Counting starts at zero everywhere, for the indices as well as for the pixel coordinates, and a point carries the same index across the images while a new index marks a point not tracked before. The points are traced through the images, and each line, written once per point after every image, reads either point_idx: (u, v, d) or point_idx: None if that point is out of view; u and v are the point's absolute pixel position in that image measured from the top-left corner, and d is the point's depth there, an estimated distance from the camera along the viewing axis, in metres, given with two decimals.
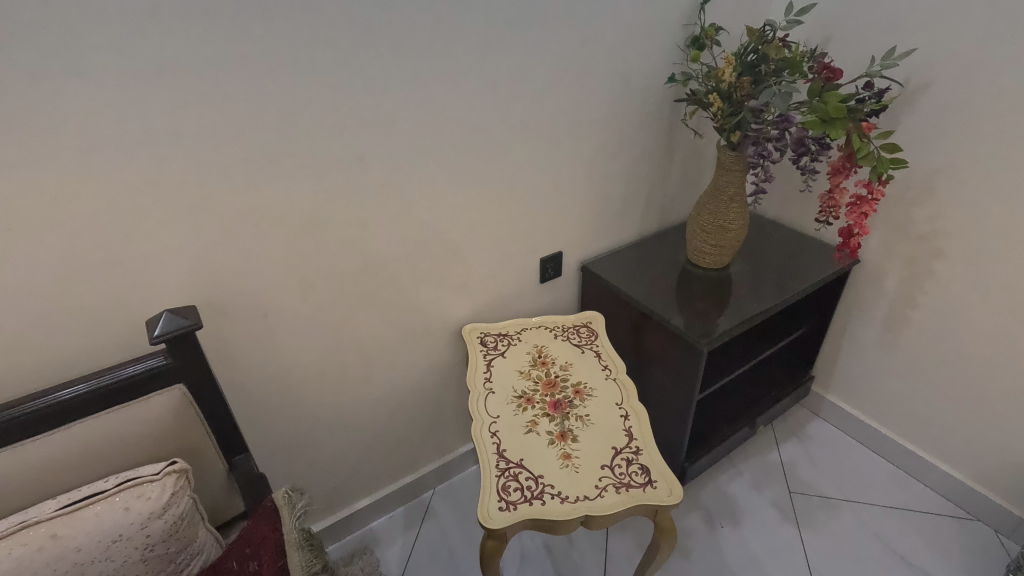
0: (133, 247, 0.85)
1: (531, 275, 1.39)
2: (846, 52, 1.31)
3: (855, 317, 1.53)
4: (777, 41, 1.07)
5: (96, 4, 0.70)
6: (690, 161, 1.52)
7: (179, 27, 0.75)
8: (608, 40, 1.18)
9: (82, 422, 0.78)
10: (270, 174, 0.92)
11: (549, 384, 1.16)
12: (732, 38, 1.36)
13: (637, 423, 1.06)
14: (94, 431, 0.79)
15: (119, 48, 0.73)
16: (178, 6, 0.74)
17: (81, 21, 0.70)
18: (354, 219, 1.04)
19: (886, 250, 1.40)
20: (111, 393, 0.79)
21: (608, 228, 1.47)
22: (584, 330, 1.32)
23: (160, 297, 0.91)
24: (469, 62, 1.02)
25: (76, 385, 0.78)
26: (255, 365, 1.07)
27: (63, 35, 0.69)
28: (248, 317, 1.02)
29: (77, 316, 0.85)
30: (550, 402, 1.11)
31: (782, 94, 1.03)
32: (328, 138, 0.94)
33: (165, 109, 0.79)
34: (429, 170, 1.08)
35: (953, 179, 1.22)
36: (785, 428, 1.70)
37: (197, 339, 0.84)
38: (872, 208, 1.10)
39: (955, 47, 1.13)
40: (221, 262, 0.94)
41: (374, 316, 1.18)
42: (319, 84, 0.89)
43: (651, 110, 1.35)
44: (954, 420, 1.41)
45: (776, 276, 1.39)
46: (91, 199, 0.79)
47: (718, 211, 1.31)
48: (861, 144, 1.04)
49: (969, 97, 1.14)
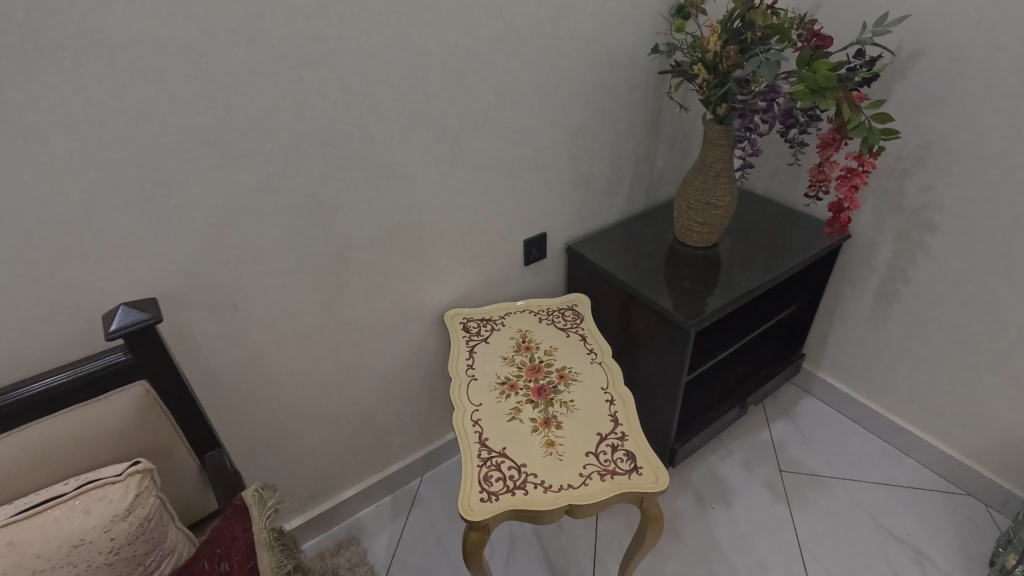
0: (86, 237, 0.81)
1: (514, 258, 1.35)
2: (836, 20, 1.26)
3: (845, 293, 1.51)
4: (764, 5, 1.01)
5: None
6: (677, 137, 1.48)
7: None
8: (589, 10, 1.12)
9: (38, 423, 0.75)
10: (233, 156, 0.87)
11: (533, 369, 1.13)
12: (719, 6, 1.31)
13: (622, 408, 1.03)
14: (52, 432, 0.75)
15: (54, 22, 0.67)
16: None
17: None
18: (324, 201, 1.00)
19: (877, 224, 1.37)
20: (68, 392, 0.76)
21: (593, 207, 1.43)
22: (569, 313, 1.28)
23: (121, 288, 0.87)
24: (442, 31, 0.96)
25: (52, 376, 0.75)
26: (227, 358, 1.03)
27: None
28: (217, 308, 0.98)
29: (28, 311, 0.81)
30: (533, 387, 1.08)
31: (769, 63, 0.98)
32: (294, 115, 0.89)
33: (112, 87, 0.74)
34: (405, 150, 1.04)
35: (945, 150, 1.19)
36: (775, 406, 1.68)
37: (159, 333, 0.80)
38: (863, 181, 1.06)
39: (949, 12, 1.08)
40: (182, 251, 0.89)
41: (352, 304, 1.14)
42: (282, 56, 0.84)
43: (635, 84, 1.30)
44: (946, 396, 1.39)
45: (765, 253, 1.36)
46: (34, 187, 0.74)
47: (706, 187, 1.27)
48: (851, 115, 1.00)
49: (963, 64, 1.10)
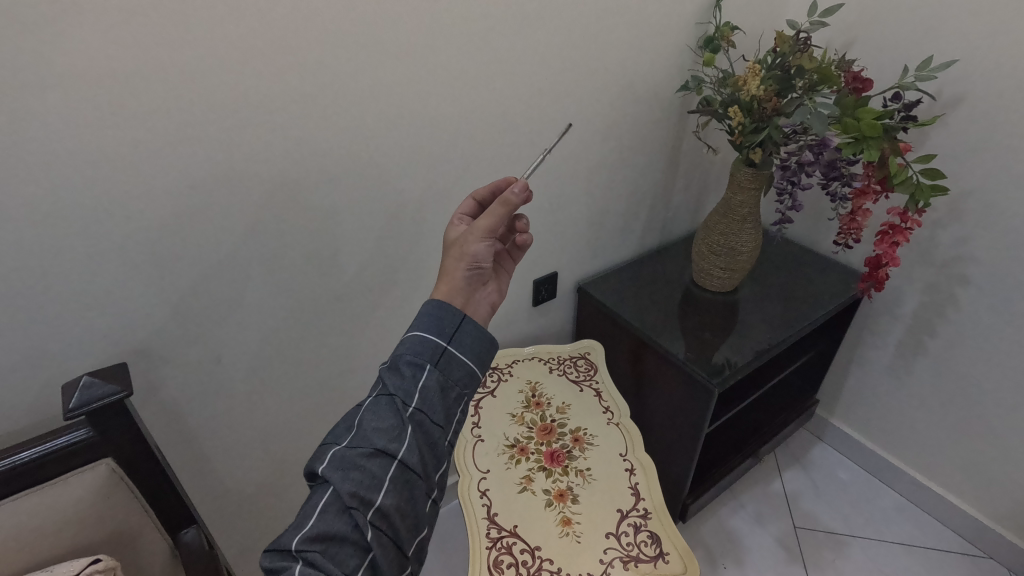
0: (48, 293, 0.70)
1: (523, 299, 1.26)
2: (873, 59, 1.19)
3: (866, 341, 1.43)
4: (811, 50, 0.93)
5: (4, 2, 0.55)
6: (696, 173, 1.40)
7: (111, 40, 0.61)
8: (615, 44, 1.04)
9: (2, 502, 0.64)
10: (230, 198, 0.77)
11: (489, 198, 0.79)
12: (749, 39, 1.24)
13: (644, 478, 0.95)
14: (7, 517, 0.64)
15: (34, 53, 0.58)
16: (111, 16, 0.60)
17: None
18: (321, 245, 0.89)
19: (905, 273, 1.28)
20: (41, 468, 0.66)
21: (606, 246, 1.35)
22: (581, 363, 1.19)
23: (84, 348, 0.76)
24: (458, 61, 0.87)
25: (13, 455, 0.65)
26: (205, 418, 0.92)
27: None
28: (196, 363, 0.86)
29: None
30: (488, 301, 0.71)
31: (818, 113, 0.89)
32: (290, 154, 0.79)
33: (81, 125, 0.64)
34: (413, 190, 0.94)
35: (983, 203, 1.11)
36: (787, 453, 1.61)
37: (129, 408, 0.70)
38: (905, 239, 0.97)
39: (990, 62, 1.02)
40: (160, 303, 0.79)
41: (348, 354, 1.05)
42: (284, 87, 0.74)
43: (658, 118, 1.22)
44: (966, 453, 1.33)
45: (785, 300, 1.30)
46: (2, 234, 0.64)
47: (730, 231, 1.19)
48: (897, 167, 0.91)
49: (1009, 112, 1.03)
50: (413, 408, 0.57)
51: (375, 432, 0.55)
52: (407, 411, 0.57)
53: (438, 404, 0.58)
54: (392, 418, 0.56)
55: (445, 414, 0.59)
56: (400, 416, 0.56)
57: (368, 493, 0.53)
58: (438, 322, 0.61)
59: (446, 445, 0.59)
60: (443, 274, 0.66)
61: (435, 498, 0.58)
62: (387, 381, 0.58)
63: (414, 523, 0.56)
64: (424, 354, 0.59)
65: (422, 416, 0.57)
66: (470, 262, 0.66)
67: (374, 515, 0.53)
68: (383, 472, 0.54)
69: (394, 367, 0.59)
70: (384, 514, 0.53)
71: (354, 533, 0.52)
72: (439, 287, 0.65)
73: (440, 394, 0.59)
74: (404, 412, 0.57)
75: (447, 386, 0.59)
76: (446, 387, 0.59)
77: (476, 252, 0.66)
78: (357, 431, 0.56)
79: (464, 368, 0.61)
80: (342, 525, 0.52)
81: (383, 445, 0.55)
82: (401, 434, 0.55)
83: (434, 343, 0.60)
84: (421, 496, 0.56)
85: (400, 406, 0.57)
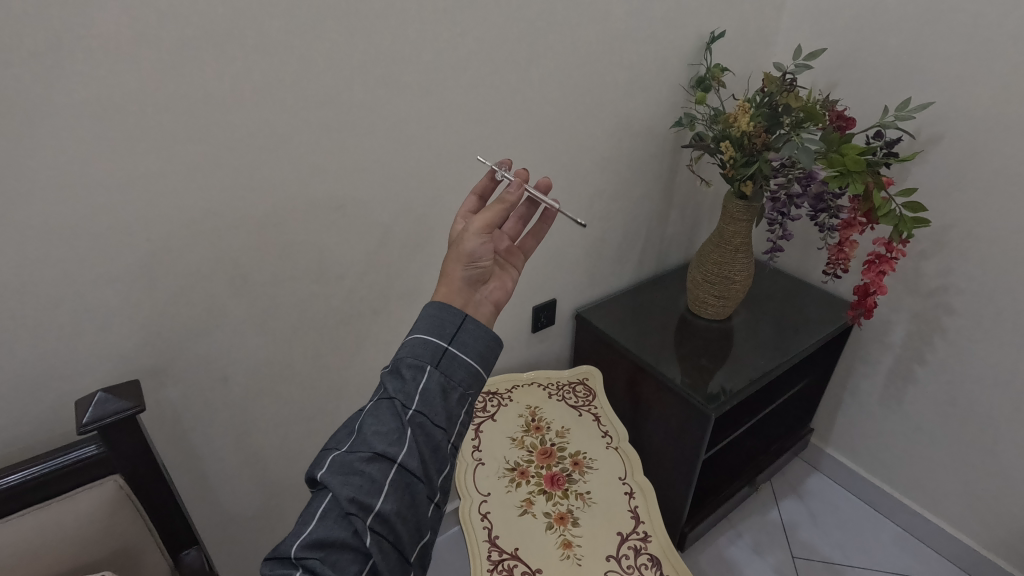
0: (66, 310, 0.72)
1: (523, 325, 1.29)
2: (855, 99, 1.26)
3: (858, 370, 1.46)
4: (797, 90, 0.99)
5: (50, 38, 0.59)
6: (689, 205, 1.45)
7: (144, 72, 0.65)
8: (612, 82, 1.10)
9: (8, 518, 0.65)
10: (244, 221, 0.80)
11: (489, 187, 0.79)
12: (738, 79, 1.31)
13: (643, 502, 0.96)
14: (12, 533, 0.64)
15: (73, 82, 0.62)
16: (147, 50, 0.64)
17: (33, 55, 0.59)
18: (330, 268, 0.92)
19: (892, 302, 1.32)
20: (47, 484, 0.67)
21: (603, 274, 1.38)
22: (580, 388, 1.21)
23: (95, 366, 0.77)
24: (466, 95, 0.92)
25: (16, 472, 0.66)
26: (208, 438, 0.93)
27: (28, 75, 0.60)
28: (203, 382, 0.88)
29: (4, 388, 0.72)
30: (494, 294, 0.73)
31: (804, 148, 0.94)
32: (303, 181, 0.82)
33: (109, 151, 0.67)
34: (419, 217, 0.98)
35: (964, 235, 1.16)
36: (783, 482, 1.62)
37: (140, 425, 0.72)
38: (892, 268, 1.01)
39: (964, 103, 1.09)
40: (172, 323, 0.81)
41: (350, 376, 1.06)
42: (302, 118, 0.78)
43: (653, 152, 1.27)
44: (960, 481, 1.34)
45: (778, 328, 1.33)
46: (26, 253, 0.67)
47: (724, 260, 1.23)
48: (880, 200, 0.96)
49: (984, 149, 1.09)
50: (413, 411, 0.59)
51: (376, 436, 0.57)
52: (407, 415, 0.58)
53: (439, 406, 0.60)
54: (392, 422, 0.58)
55: (447, 416, 0.60)
56: (400, 420, 0.58)
57: (368, 498, 0.54)
58: (439, 325, 0.64)
59: (450, 448, 0.60)
60: (443, 276, 0.68)
61: (438, 503, 0.59)
62: (388, 385, 0.61)
63: (416, 529, 0.57)
64: (426, 356, 0.62)
65: (423, 419, 0.59)
66: (468, 262, 0.68)
67: (374, 520, 0.54)
68: (382, 476, 0.55)
69: (395, 371, 0.62)
70: (385, 519, 0.54)
71: (354, 539, 0.53)
72: (439, 290, 0.67)
73: (442, 395, 0.60)
74: (404, 416, 0.58)
75: (448, 387, 0.61)
76: (447, 388, 0.61)
77: (472, 251, 0.67)
78: (358, 436, 0.58)
79: (465, 368, 0.63)
80: (341, 531, 0.52)
81: (383, 449, 0.56)
82: (400, 438, 0.57)
83: (436, 344, 0.62)
84: (423, 500, 0.57)
85: (400, 410, 0.58)
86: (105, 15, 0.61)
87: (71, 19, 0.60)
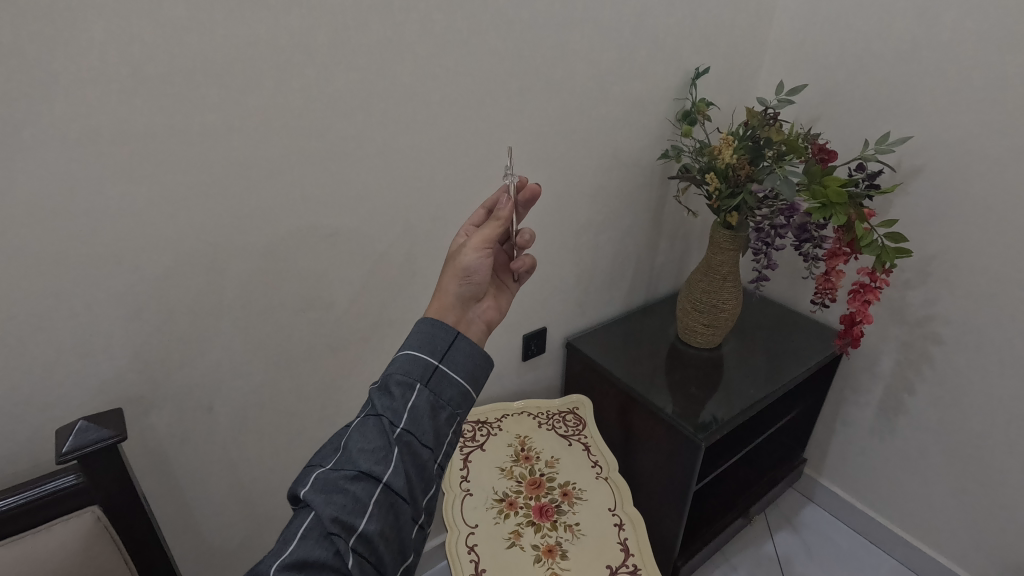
0: (50, 338, 0.72)
1: (513, 353, 1.29)
2: (837, 133, 1.29)
3: (849, 399, 1.46)
4: (778, 123, 1.02)
5: (50, 72, 0.61)
6: (678, 234, 1.47)
7: (141, 105, 0.67)
8: (599, 115, 1.13)
9: None
10: (233, 249, 0.81)
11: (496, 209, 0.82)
12: (723, 113, 1.35)
13: (633, 534, 0.95)
14: None
15: (69, 113, 0.64)
16: (142, 83, 0.66)
17: (33, 88, 0.61)
18: (320, 296, 0.93)
19: (880, 332, 1.33)
20: (21, 516, 0.65)
21: (594, 302, 1.39)
22: (570, 417, 1.20)
23: (77, 395, 0.76)
24: (457, 127, 0.94)
25: None
26: (191, 468, 0.92)
27: (26, 106, 0.61)
28: (187, 411, 0.87)
29: None
30: (488, 313, 0.74)
31: (787, 180, 0.96)
32: (294, 210, 0.84)
33: (103, 179, 0.68)
34: (409, 246, 0.99)
35: (948, 264, 1.18)
36: (777, 514, 1.60)
37: (120, 454, 0.71)
38: (876, 297, 1.02)
39: (942, 137, 1.12)
40: (157, 350, 0.80)
41: (338, 405, 1.05)
42: (293, 148, 0.80)
43: (641, 183, 1.30)
44: (955, 512, 1.33)
45: (768, 357, 1.34)
46: (14, 280, 0.67)
47: (712, 289, 1.24)
48: (863, 230, 0.98)
49: (963, 181, 1.11)
50: (400, 428, 0.58)
51: (362, 454, 0.57)
52: (394, 432, 0.58)
53: (427, 425, 0.60)
54: (379, 438, 0.58)
55: (435, 436, 0.60)
56: (387, 437, 0.58)
57: (351, 518, 0.53)
58: (430, 342, 0.64)
59: (436, 469, 0.60)
60: (438, 291, 0.70)
61: (421, 524, 0.59)
62: (376, 402, 0.60)
63: (399, 549, 0.57)
64: (415, 373, 0.62)
65: (411, 437, 0.58)
66: (463, 278, 0.70)
67: (357, 540, 0.53)
68: (367, 496, 0.55)
69: (384, 388, 0.61)
70: (368, 540, 0.54)
71: (337, 559, 0.52)
72: (432, 305, 0.69)
73: (430, 413, 0.60)
74: (392, 433, 0.58)
75: (437, 406, 0.61)
76: (436, 406, 0.61)
77: (468, 267, 0.69)
78: (343, 453, 0.57)
79: (455, 387, 0.63)
80: (323, 551, 0.52)
81: (369, 468, 0.56)
82: (387, 456, 0.56)
83: (426, 362, 0.62)
84: (407, 521, 0.57)
85: (388, 427, 0.58)
86: (99, 49, 0.63)
87: (66, 52, 0.62)
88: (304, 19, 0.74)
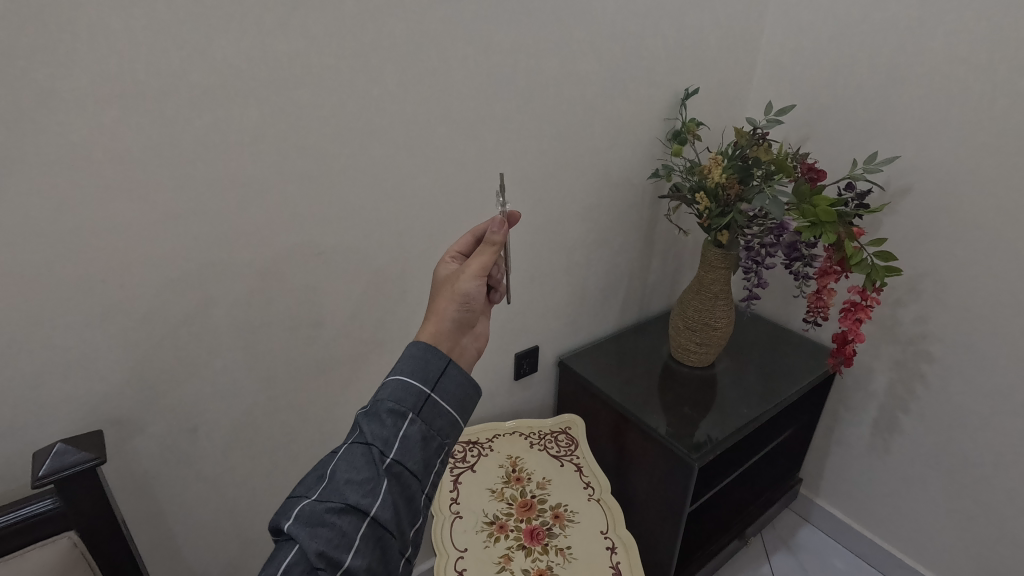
0: (30, 358, 0.71)
1: (505, 372, 1.28)
2: (826, 153, 1.30)
3: (843, 418, 1.45)
4: (765, 143, 1.03)
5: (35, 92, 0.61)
6: (670, 252, 1.47)
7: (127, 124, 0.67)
8: (590, 135, 1.14)
9: None
10: (220, 268, 0.80)
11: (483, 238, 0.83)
12: (713, 133, 1.36)
13: (626, 558, 0.93)
14: None
15: (54, 132, 0.64)
16: (130, 103, 0.66)
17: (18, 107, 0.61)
18: (308, 314, 0.92)
19: (873, 350, 1.33)
20: None
21: (586, 321, 1.39)
22: (563, 438, 1.19)
23: (57, 416, 0.75)
24: (447, 147, 0.95)
25: None
26: (174, 490, 0.90)
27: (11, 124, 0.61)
28: (171, 432, 0.85)
29: None
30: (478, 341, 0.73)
31: (775, 199, 0.97)
32: (282, 228, 0.83)
33: (87, 198, 0.68)
34: (399, 264, 0.99)
35: (938, 282, 1.18)
36: (773, 535, 1.58)
37: (99, 477, 0.69)
38: (867, 315, 1.02)
39: (929, 156, 1.14)
40: (140, 370, 0.79)
41: (326, 425, 1.04)
42: (283, 167, 0.80)
43: (632, 202, 1.30)
44: (952, 533, 1.31)
45: (761, 376, 1.33)
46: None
47: (704, 307, 1.24)
48: (852, 249, 0.98)
49: (951, 200, 1.12)
50: (391, 458, 0.57)
51: (349, 485, 0.55)
52: (384, 462, 0.57)
53: (417, 455, 0.58)
54: (367, 469, 0.56)
55: (423, 466, 0.59)
56: (376, 468, 0.56)
57: (337, 553, 0.52)
58: (422, 368, 0.63)
59: (423, 500, 0.59)
60: (434, 315, 0.69)
61: (408, 557, 0.58)
62: (365, 429, 0.58)
63: None
64: (408, 402, 0.60)
65: (400, 468, 0.57)
66: (460, 303, 0.69)
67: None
68: (354, 530, 0.54)
69: (374, 415, 0.59)
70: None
71: None
72: (427, 328, 0.67)
73: (421, 444, 0.59)
74: (381, 464, 0.56)
75: (428, 436, 0.60)
76: (427, 436, 0.60)
77: (467, 292, 0.69)
78: (329, 483, 0.56)
79: (445, 417, 0.62)
80: None
81: (356, 501, 0.54)
82: (375, 488, 0.55)
83: (419, 390, 0.61)
84: (394, 554, 0.56)
85: (378, 457, 0.56)
86: (89, 67, 0.63)
87: (54, 70, 0.62)
88: (295, 39, 0.75)
